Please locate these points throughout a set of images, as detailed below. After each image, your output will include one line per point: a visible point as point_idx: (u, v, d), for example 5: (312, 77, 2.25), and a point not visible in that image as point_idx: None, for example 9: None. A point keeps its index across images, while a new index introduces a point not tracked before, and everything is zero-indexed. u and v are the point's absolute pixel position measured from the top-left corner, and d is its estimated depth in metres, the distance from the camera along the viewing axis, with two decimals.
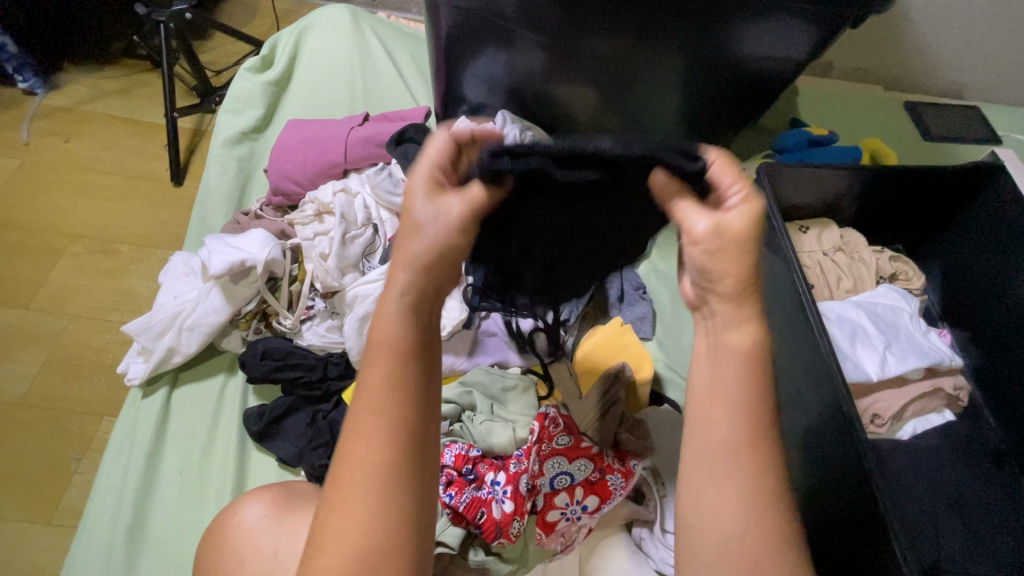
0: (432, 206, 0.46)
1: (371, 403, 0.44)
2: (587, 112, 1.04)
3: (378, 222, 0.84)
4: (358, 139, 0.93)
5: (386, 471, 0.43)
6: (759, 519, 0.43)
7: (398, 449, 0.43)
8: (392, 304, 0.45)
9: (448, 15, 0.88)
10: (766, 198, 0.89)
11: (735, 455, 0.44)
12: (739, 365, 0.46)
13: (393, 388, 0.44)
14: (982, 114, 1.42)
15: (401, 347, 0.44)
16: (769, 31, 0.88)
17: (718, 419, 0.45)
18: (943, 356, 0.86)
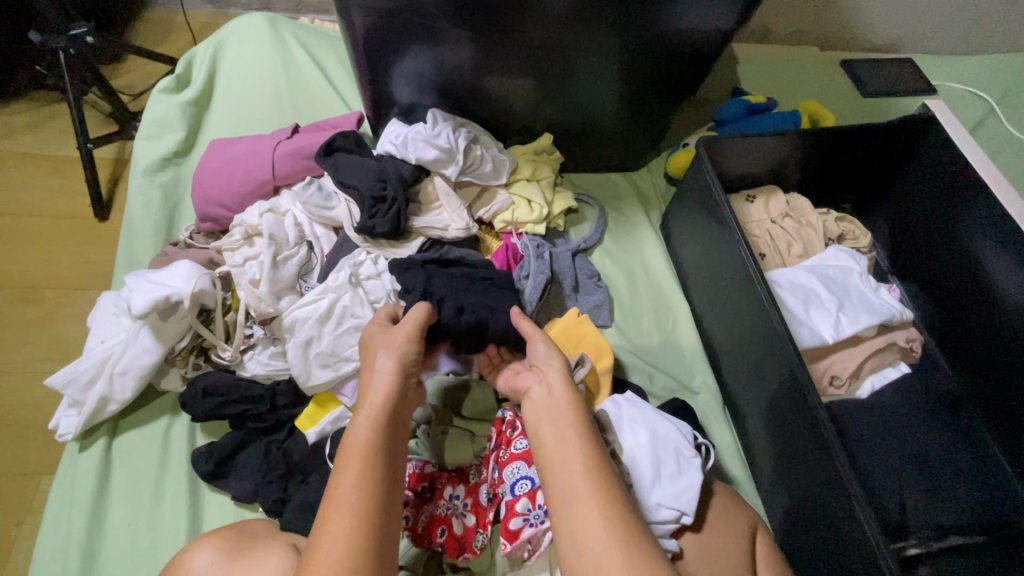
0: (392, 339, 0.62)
1: (342, 490, 0.49)
2: (525, 102, 1.01)
3: (313, 238, 0.80)
4: (285, 154, 0.89)
5: (354, 551, 0.46)
6: (616, 512, 0.50)
7: (366, 530, 0.47)
8: (365, 418, 0.55)
9: (362, 19, 0.84)
10: (707, 169, 0.89)
11: (582, 472, 0.52)
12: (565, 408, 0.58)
13: (367, 476, 0.51)
14: (916, 65, 1.44)
15: (374, 446, 0.53)
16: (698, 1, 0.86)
17: (559, 452, 0.54)
18: (895, 311, 0.87)
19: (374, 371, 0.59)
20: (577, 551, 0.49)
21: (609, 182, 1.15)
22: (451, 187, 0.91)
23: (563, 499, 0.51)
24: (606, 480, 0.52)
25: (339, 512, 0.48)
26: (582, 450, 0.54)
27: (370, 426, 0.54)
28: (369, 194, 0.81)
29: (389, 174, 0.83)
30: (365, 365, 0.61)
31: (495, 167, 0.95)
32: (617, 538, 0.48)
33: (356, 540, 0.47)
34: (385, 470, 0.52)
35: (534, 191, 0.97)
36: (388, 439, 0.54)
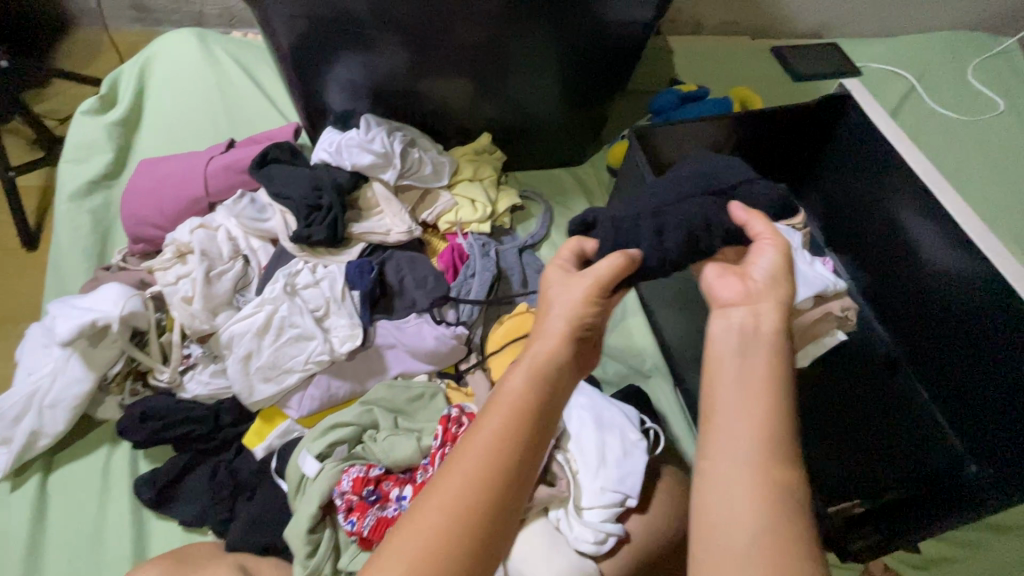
0: (566, 286, 0.57)
1: (473, 438, 0.47)
2: (462, 103, 1.02)
3: (249, 252, 0.79)
4: (218, 169, 0.87)
5: (467, 504, 0.44)
6: (769, 495, 0.43)
7: (482, 488, 0.44)
8: (521, 370, 0.51)
9: (287, 33, 0.85)
10: (637, 154, 0.91)
11: (748, 443, 0.45)
12: (747, 361, 0.49)
13: (501, 433, 0.47)
14: (841, 48, 1.51)
15: (525, 403, 0.49)
16: None
17: (727, 412, 0.47)
18: (828, 282, 0.89)
19: (548, 325, 0.55)
20: (710, 508, 0.44)
21: (554, 177, 1.17)
22: (390, 191, 0.90)
23: (720, 463, 0.45)
24: (779, 463, 0.44)
25: (468, 457, 0.46)
26: (756, 415, 0.46)
27: (524, 379, 0.51)
28: (305, 203, 0.81)
29: (325, 182, 0.83)
30: (541, 316, 0.57)
31: (435, 169, 0.95)
32: (761, 523, 0.42)
33: (470, 493, 0.44)
34: (523, 432, 0.48)
35: (476, 190, 0.98)
36: (541, 402, 0.50)
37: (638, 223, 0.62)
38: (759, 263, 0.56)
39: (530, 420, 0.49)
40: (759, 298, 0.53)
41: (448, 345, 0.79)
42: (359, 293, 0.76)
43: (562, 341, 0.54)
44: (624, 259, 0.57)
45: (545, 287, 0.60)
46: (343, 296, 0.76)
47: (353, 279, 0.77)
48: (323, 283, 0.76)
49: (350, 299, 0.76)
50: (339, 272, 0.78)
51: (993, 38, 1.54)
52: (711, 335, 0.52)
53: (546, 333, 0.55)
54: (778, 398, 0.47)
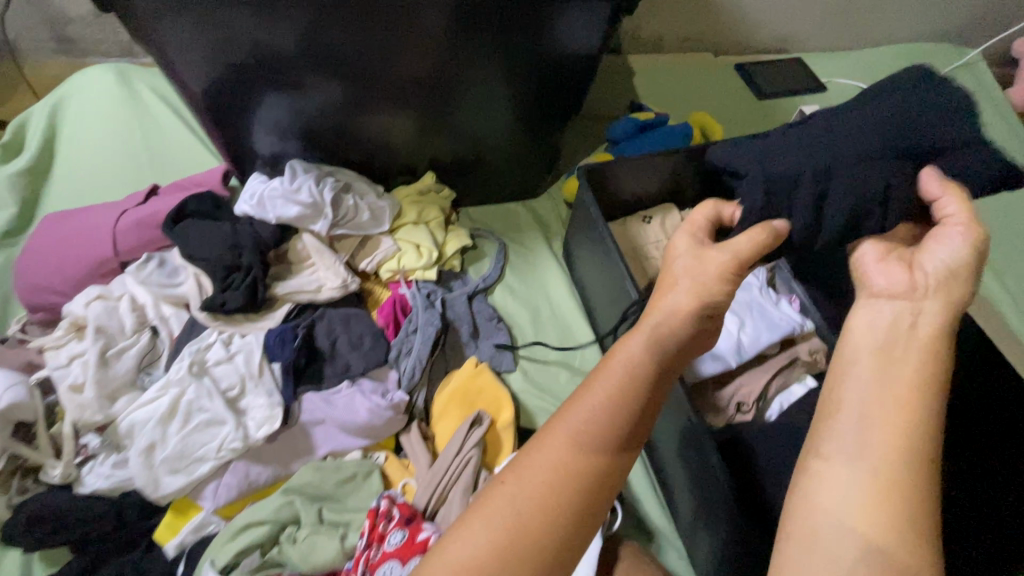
0: (697, 255, 0.57)
1: (585, 398, 0.49)
2: (405, 139, 0.95)
3: (158, 322, 0.71)
4: (127, 226, 0.79)
5: (574, 460, 0.46)
6: (888, 504, 0.39)
7: (589, 449, 0.47)
8: (638, 338, 0.52)
9: (205, 79, 0.78)
10: (589, 199, 0.88)
11: (880, 435, 0.42)
12: (894, 358, 0.45)
13: (612, 397, 0.49)
14: (805, 64, 1.47)
15: (638, 371, 0.50)
16: (572, 25, 0.81)
17: (852, 402, 0.44)
18: (794, 325, 0.85)
19: (666, 295, 0.55)
20: (806, 503, 0.42)
21: (508, 211, 1.10)
22: (323, 242, 0.83)
23: (841, 456, 0.42)
24: (909, 476, 0.40)
25: (581, 414, 0.48)
26: (884, 421, 0.42)
27: (642, 347, 0.52)
28: (221, 263, 0.73)
29: (243, 240, 0.76)
30: (662, 285, 0.57)
31: (373, 215, 0.88)
32: (861, 541, 0.39)
33: (579, 452, 0.46)
34: (629, 401, 0.49)
35: (421, 235, 0.91)
36: (658, 370, 0.51)
37: (790, 188, 0.62)
38: (929, 250, 0.52)
39: (640, 385, 0.50)
40: (923, 294, 0.49)
41: (383, 417, 0.72)
42: (282, 365, 0.70)
43: (681, 313, 0.53)
44: (768, 229, 0.57)
45: (670, 254, 0.60)
46: (264, 370, 0.69)
47: (274, 350, 0.70)
48: (240, 357, 0.69)
49: (271, 373, 0.69)
50: (259, 343, 0.71)
51: (956, 50, 1.52)
52: (853, 328, 0.49)
53: (675, 299, 0.54)
54: (920, 412, 0.42)
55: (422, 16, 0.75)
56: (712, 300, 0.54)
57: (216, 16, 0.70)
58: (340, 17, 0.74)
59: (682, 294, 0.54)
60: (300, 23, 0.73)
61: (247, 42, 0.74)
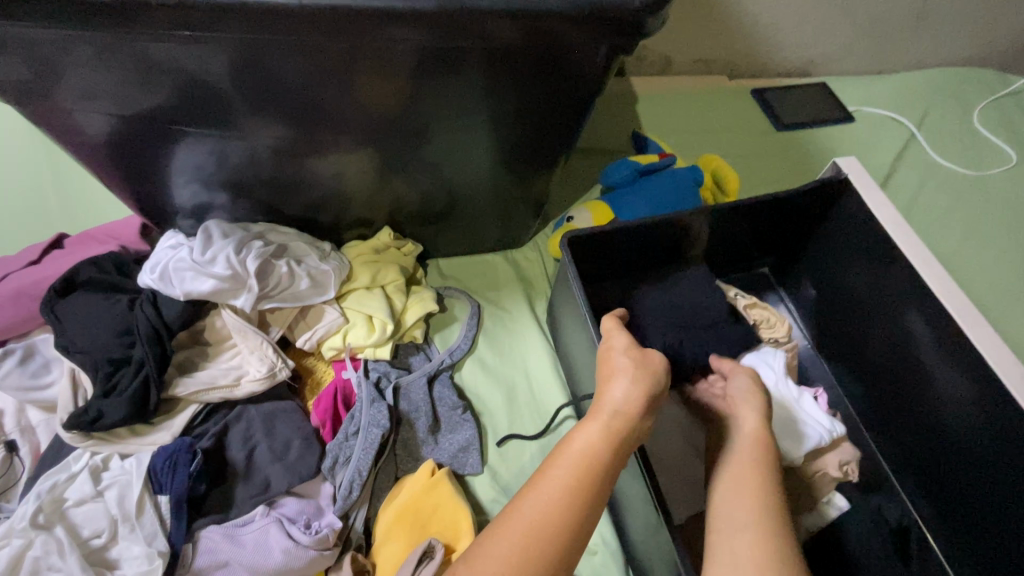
0: (637, 358, 0.55)
1: (538, 489, 0.49)
2: (360, 187, 0.79)
3: (19, 433, 0.57)
4: (4, 296, 0.65)
5: (535, 549, 0.46)
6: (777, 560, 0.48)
7: (547, 537, 0.46)
8: (591, 428, 0.51)
9: (106, 123, 0.64)
10: (573, 275, 0.70)
11: (745, 506, 0.52)
12: (748, 446, 0.57)
13: (567, 487, 0.48)
14: (829, 90, 1.30)
15: (592, 460, 0.49)
16: (562, 59, 0.65)
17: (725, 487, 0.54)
18: (821, 432, 0.69)
19: (610, 389, 0.53)
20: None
21: (486, 265, 0.95)
22: (249, 319, 0.68)
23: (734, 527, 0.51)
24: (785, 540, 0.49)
25: (535, 503, 0.48)
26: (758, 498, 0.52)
27: (589, 435, 0.50)
28: (105, 356, 0.58)
29: (137, 323, 0.61)
30: (603, 372, 0.56)
31: (314, 281, 0.73)
32: None
33: (541, 542, 0.46)
34: (586, 489, 0.48)
35: (373, 305, 0.76)
36: (611, 460, 0.50)
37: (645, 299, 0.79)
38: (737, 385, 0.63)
39: (592, 476, 0.49)
40: (740, 401, 0.62)
41: (305, 557, 0.56)
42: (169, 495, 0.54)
43: (631, 401, 0.52)
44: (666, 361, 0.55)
45: (608, 342, 0.59)
46: (143, 504, 0.53)
47: (161, 473, 0.55)
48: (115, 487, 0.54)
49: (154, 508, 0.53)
50: (143, 466, 0.55)
51: (1003, 76, 1.34)
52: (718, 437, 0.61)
53: (620, 392, 0.52)
54: (763, 487, 0.53)
55: (373, 47, 0.59)
56: (654, 394, 0.53)
57: (107, 47, 0.55)
58: (283, 41, 0.57)
59: (624, 388, 0.52)
60: (219, 51, 0.57)
61: (143, 76, 0.59)
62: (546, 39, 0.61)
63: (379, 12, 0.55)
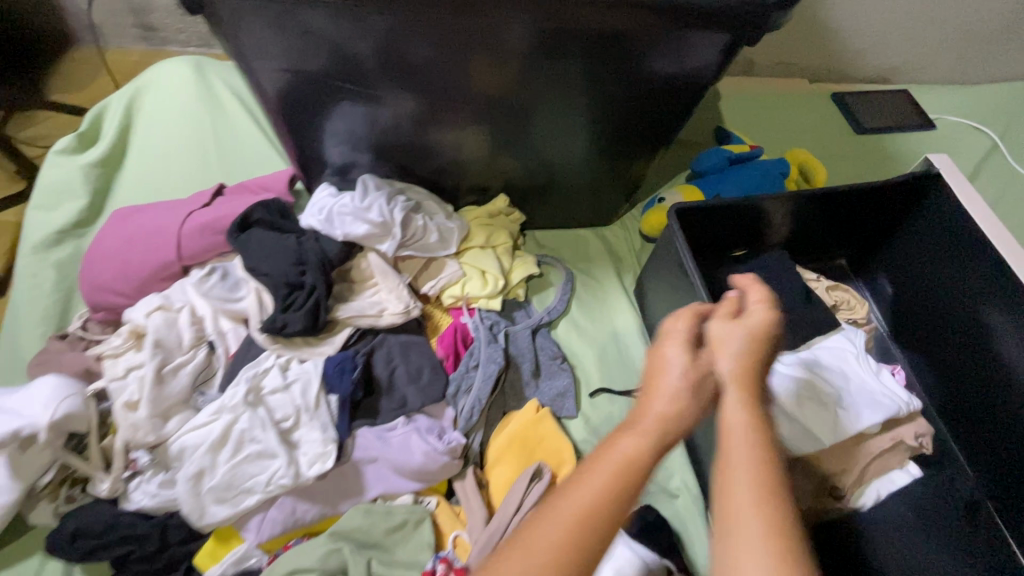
0: (693, 363, 0.43)
1: (593, 492, 0.37)
2: (479, 157, 0.89)
3: (216, 337, 0.68)
4: (194, 229, 0.76)
5: (574, 562, 0.35)
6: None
7: (589, 549, 0.36)
8: (631, 438, 0.40)
9: (279, 80, 0.73)
10: (681, 243, 0.76)
11: (749, 493, 0.37)
12: (742, 453, 0.38)
13: (612, 494, 0.38)
14: (912, 98, 1.33)
15: (630, 468, 0.39)
16: (670, 47, 0.72)
17: (734, 479, 0.37)
18: (900, 404, 0.75)
19: (667, 370, 0.43)
20: None
21: (578, 239, 1.04)
22: (389, 263, 0.78)
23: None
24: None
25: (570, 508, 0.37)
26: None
27: (628, 446, 0.39)
28: (283, 280, 0.69)
29: (309, 257, 0.72)
30: (647, 381, 0.44)
31: (441, 237, 0.83)
32: None
33: (558, 563, 0.35)
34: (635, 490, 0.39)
35: (487, 260, 0.86)
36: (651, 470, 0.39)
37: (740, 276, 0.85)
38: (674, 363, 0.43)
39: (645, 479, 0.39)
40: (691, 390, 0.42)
41: (439, 460, 0.67)
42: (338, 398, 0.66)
43: (688, 397, 0.42)
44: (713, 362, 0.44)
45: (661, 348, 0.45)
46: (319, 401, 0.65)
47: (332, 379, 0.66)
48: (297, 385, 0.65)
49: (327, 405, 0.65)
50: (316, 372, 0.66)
51: None
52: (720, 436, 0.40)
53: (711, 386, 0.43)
54: (771, 474, 0.37)
55: (502, 32, 0.69)
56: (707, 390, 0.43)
57: (307, 20, 0.66)
58: (420, 25, 0.67)
59: (686, 376, 0.43)
60: (374, 29, 0.67)
61: (327, 47, 0.69)
62: (660, 29, 0.70)
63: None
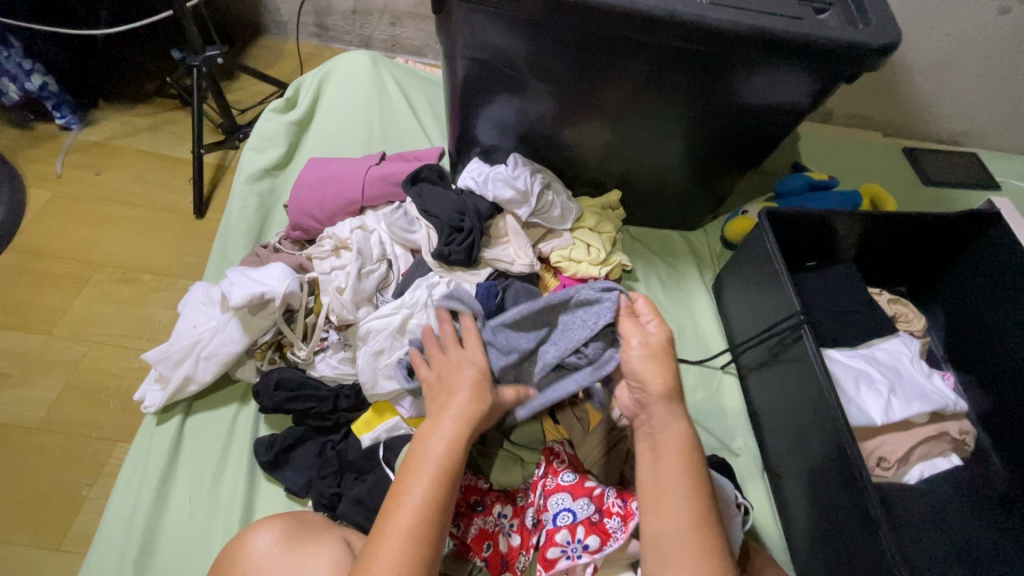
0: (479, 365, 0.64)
1: (416, 500, 0.54)
2: (596, 155, 1.06)
3: (393, 257, 0.91)
4: (375, 177, 0.96)
5: (416, 553, 0.52)
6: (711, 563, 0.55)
7: (420, 546, 0.52)
8: (448, 436, 0.58)
9: (464, 65, 0.92)
10: (768, 237, 0.91)
11: (680, 477, 0.58)
12: (678, 458, 0.59)
13: (429, 503, 0.54)
14: (979, 160, 1.43)
15: (443, 472, 0.56)
16: (770, 78, 0.87)
17: (670, 463, 0.59)
18: (949, 401, 0.86)
19: (457, 393, 0.61)
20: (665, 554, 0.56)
21: (665, 238, 1.20)
22: (520, 225, 0.96)
23: (658, 536, 0.57)
24: (707, 532, 0.56)
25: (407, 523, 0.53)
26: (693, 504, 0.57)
27: (446, 450, 0.57)
28: (447, 223, 0.89)
29: (467, 208, 0.91)
30: (443, 389, 0.62)
31: (562, 212, 0.99)
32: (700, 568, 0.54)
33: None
34: (449, 496, 0.56)
35: (594, 237, 1.01)
36: (458, 469, 0.57)
37: (815, 281, 0.98)
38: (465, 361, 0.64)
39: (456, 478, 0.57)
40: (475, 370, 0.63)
41: None
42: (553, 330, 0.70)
43: (472, 412, 0.60)
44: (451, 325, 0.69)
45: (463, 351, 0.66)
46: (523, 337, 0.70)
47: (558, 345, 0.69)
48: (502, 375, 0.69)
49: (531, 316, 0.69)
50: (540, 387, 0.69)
51: None
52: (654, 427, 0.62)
53: (638, 372, 0.63)
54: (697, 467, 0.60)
55: (631, 55, 0.85)
56: (487, 409, 0.61)
57: (494, 29, 0.85)
58: (573, 46, 0.85)
59: (476, 396, 0.61)
60: (538, 43, 0.85)
61: (503, 51, 0.88)
62: (776, 60, 0.83)
63: (638, 30, 0.80)
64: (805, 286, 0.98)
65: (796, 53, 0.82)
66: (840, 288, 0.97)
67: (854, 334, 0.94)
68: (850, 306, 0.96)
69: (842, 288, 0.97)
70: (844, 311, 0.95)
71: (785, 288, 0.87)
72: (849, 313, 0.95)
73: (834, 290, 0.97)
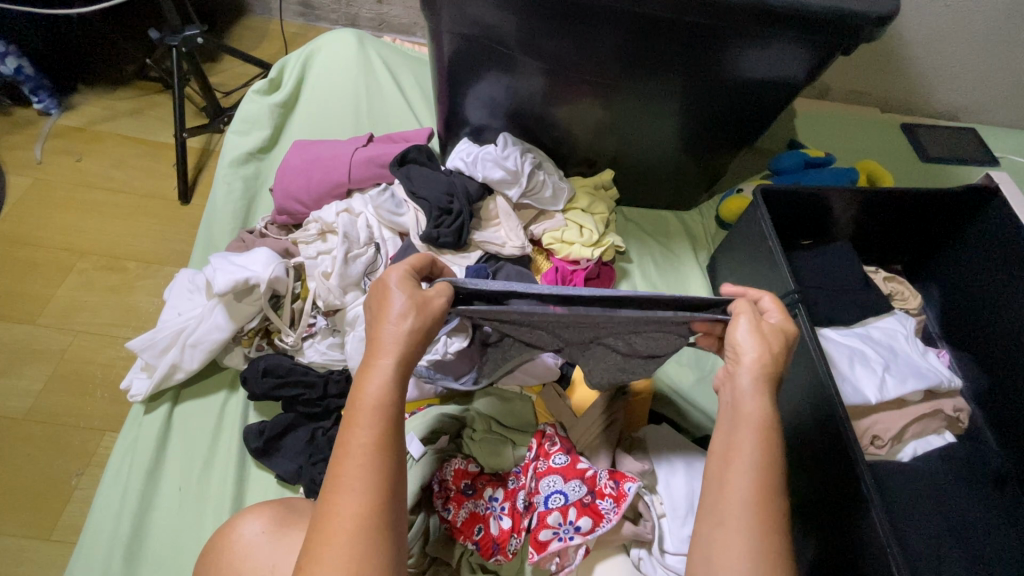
0: (414, 304, 0.54)
1: (366, 444, 0.49)
2: (586, 134, 1.04)
3: (380, 241, 0.89)
4: (361, 160, 0.93)
5: (376, 503, 0.47)
6: (766, 549, 0.48)
7: (377, 493, 0.47)
8: (384, 370, 0.51)
9: (450, 41, 0.89)
10: (762, 214, 0.89)
11: (752, 459, 0.51)
12: (753, 432, 0.52)
13: (377, 450, 0.49)
14: (978, 136, 1.40)
15: (384, 409, 0.50)
16: (763, 52, 0.85)
17: (746, 443, 0.52)
18: (943, 378, 0.86)
19: (388, 320, 0.53)
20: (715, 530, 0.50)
21: (658, 218, 1.18)
22: (511, 208, 0.94)
23: (713, 513, 0.51)
24: (771, 516, 0.50)
25: (350, 480, 0.47)
26: (761, 489, 0.50)
27: (384, 385, 0.51)
28: (436, 205, 0.88)
29: (457, 189, 0.90)
30: (379, 312, 0.54)
31: (553, 193, 0.97)
32: (747, 552, 0.48)
33: (366, 527, 0.46)
34: (395, 429, 0.51)
35: (588, 219, 0.98)
36: (399, 401, 0.52)
37: (810, 260, 0.97)
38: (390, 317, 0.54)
39: (400, 412, 0.52)
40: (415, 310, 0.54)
41: (547, 362, 0.80)
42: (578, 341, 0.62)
43: (410, 340, 0.53)
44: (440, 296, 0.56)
45: (387, 303, 0.54)
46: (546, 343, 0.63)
47: (656, 326, 0.60)
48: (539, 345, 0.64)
49: (564, 323, 0.58)
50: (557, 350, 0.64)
51: None
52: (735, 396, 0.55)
53: (737, 343, 0.56)
54: (775, 457, 0.52)
55: (619, 28, 0.82)
56: (426, 339, 0.55)
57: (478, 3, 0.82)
58: (559, 25, 0.83)
59: (412, 320, 0.53)
60: (525, 18, 0.83)
61: (490, 26, 0.85)
62: (771, 33, 0.81)
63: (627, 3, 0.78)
64: (800, 265, 0.97)
65: (789, 26, 0.80)
66: (838, 266, 0.96)
67: (851, 313, 0.93)
68: (847, 285, 0.94)
69: (839, 267, 0.96)
70: (841, 290, 0.94)
71: (785, 273, 0.83)
72: (847, 294, 0.94)
73: (830, 270, 0.96)
